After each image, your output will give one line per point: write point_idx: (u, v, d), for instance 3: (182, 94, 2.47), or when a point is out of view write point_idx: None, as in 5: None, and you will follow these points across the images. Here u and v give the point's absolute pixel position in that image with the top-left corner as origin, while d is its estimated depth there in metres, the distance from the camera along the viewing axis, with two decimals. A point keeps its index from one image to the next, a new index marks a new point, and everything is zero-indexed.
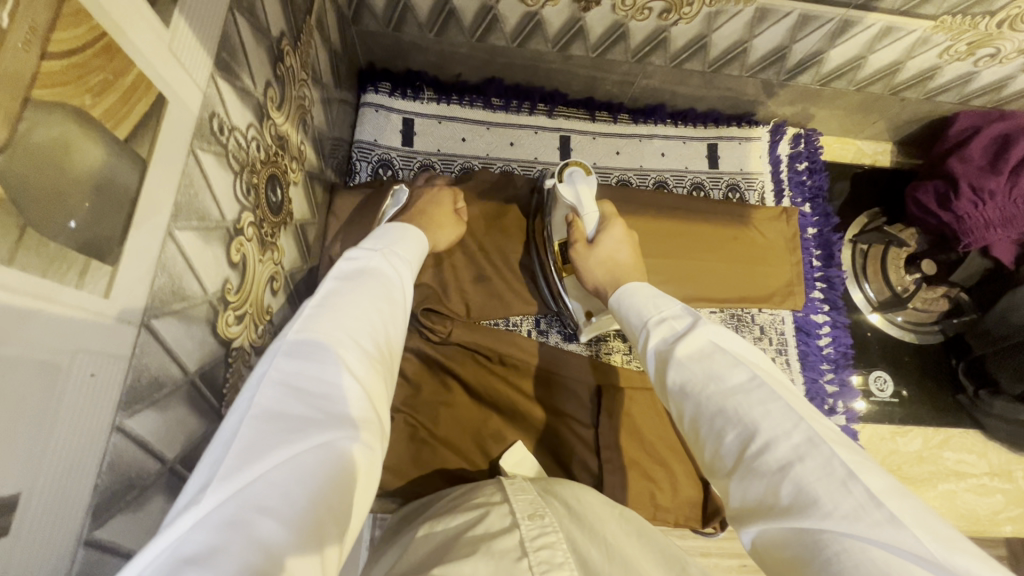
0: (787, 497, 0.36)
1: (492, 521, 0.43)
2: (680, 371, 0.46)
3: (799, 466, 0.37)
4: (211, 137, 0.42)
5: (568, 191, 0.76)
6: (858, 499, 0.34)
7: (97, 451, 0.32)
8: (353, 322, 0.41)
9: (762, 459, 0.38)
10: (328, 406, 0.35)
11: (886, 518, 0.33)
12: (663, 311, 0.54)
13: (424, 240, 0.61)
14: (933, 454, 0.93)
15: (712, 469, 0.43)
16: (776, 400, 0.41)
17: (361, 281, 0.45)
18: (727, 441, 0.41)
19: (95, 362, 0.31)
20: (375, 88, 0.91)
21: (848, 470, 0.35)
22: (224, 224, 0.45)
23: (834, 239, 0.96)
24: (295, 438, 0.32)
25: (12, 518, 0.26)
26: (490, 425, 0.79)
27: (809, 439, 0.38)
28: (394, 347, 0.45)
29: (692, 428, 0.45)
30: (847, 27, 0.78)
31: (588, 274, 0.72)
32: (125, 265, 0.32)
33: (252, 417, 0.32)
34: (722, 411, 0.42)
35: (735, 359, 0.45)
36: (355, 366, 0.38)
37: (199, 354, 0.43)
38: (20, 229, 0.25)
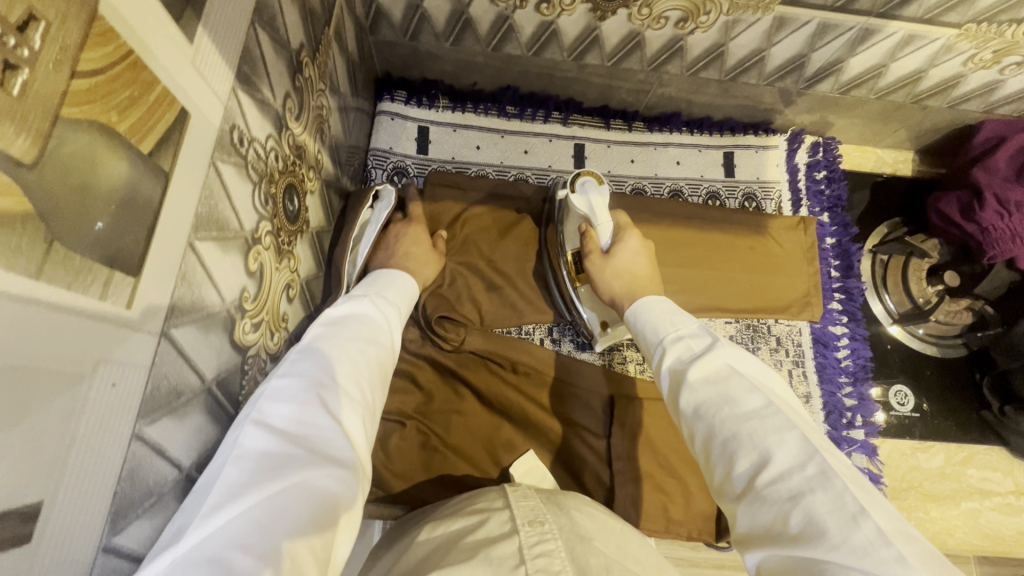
0: (796, 526, 0.37)
1: (493, 527, 0.43)
2: (696, 392, 0.47)
3: (810, 497, 0.38)
4: (231, 149, 0.42)
5: (581, 201, 0.75)
6: (867, 535, 0.35)
7: (120, 458, 0.32)
8: (337, 366, 0.44)
9: (775, 486, 0.39)
10: (308, 445, 0.38)
11: (895, 557, 0.34)
12: (681, 329, 0.54)
13: (417, 288, 0.64)
14: (957, 470, 0.90)
15: (720, 492, 0.44)
16: (792, 429, 0.42)
17: (345, 327, 0.49)
18: (738, 467, 0.42)
19: (118, 371, 0.31)
20: (391, 96, 0.93)
21: (859, 506, 0.36)
22: (243, 235, 0.46)
23: (854, 248, 0.95)
24: (273, 476, 0.35)
25: (35, 526, 0.27)
26: (502, 433, 0.79)
27: (822, 471, 0.39)
28: (378, 388, 0.47)
29: (703, 449, 0.45)
30: (868, 35, 0.77)
31: (604, 284, 0.71)
32: (147, 275, 0.33)
33: (235, 460, 0.36)
34: (735, 436, 0.43)
35: (753, 385, 0.46)
36: (337, 408, 0.41)
37: (217, 362, 0.44)
38: (47, 244, 0.25)
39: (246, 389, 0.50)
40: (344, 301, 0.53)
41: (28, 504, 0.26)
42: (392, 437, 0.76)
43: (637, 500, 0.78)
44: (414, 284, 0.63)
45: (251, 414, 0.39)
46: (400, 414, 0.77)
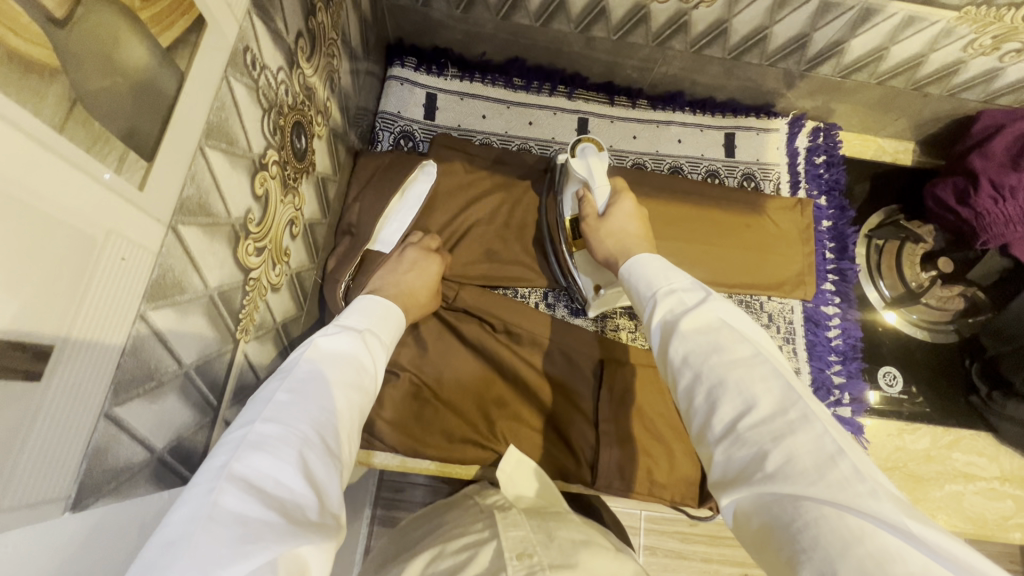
0: (773, 466, 0.39)
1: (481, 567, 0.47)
2: (685, 342, 0.48)
3: (791, 438, 0.39)
4: (244, 69, 0.45)
5: (580, 165, 0.77)
6: (844, 472, 0.37)
7: (124, 333, 0.35)
8: (323, 422, 0.43)
9: (757, 429, 0.41)
10: (288, 511, 0.36)
11: (868, 491, 0.35)
12: (674, 283, 0.56)
13: (404, 318, 0.65)
14: (943, 454, 0.91)
15: (699, 438, 0.45)
16: (778, 378, 0.43)
17: (335, 372, 0.48)
18: (721, 413, 0.43)
19: (127, 248, 0.33)
20: (402, 63, 0.95)
21: (837, 447, 0.38)
22: (250, 156, 0.48)
23: (849, 231, 0.96)
24: (255, 543, 0.32)
25: (45, 369, 0.29)
26: (493, 389, 0.81)
27: (804, 415, 0.40)
28: (353, 442, 0.46)
29: (686, 394, 0.47)
30: (869, 16, 0.78)
31: (600, 246, 0.73)
32: (159, 166, 0.35)
33: (208, 519, 0.32)
34: (722, 383, 0.44)
35: (743, 336, 0.47)
36: (319, 469, 0.39)
37: (221, 273, 0.46)
38: (71, 103, 0.27)
39: (246, 309, 0.52)
40: (333, 336, 0.52)
41: (41, 345, 0.28)
42: (386, 386, 0.78)
43: (624, 461, 0.79)
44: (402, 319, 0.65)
45: (229, 467, 0.36)
46: (396, 365, 0.79)
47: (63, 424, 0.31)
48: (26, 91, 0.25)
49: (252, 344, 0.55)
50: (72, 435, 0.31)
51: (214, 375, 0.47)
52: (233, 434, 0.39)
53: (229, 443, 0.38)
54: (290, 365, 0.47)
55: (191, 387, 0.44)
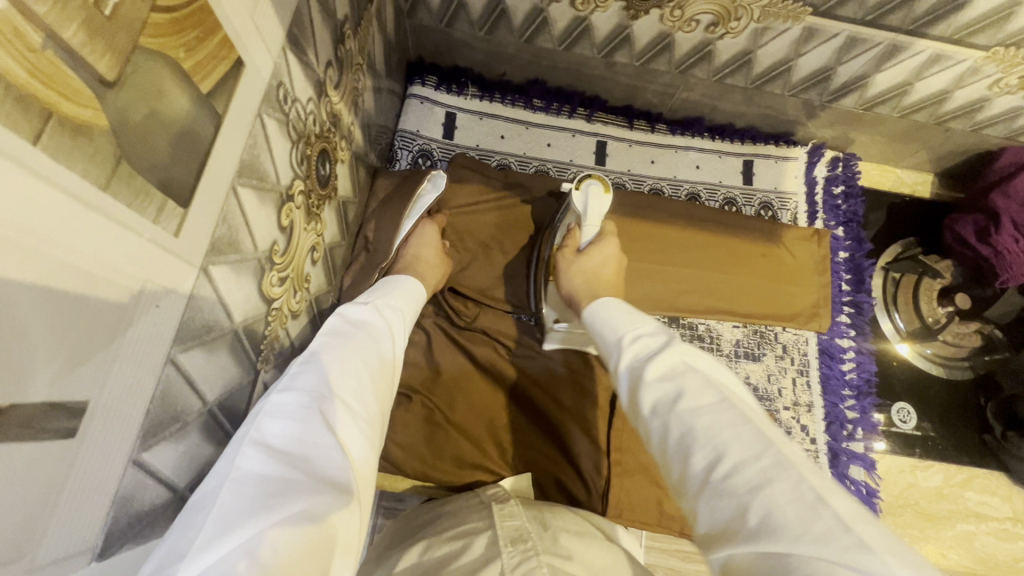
0: (754, 521, 0.36)
1: (476, 553, 0.45)
2: (654, 390, 0.46)
3: (769, 487, 0.37)
4: (277, 105, 0.45)
5: (580, 200, 0.77)
6: (827, 523, 0.34)
7: (154, 377, 0.34)
8: (341, 382, 0.42)
9: (730, 481, 0.38)
10: (309, 467, 0.35)
11: (855, 543, 0.33)
12: (641, 329, 0.54)
13: (423, 292, 0.66)
14: (955, 492, 0.90)
15: (678, 492, 0.42)
16: (746, 424, 0.41)
17: (351, 337, 0.48)
18: (693, 465, 0.41)
19: (160, 295, 0.33)
20: (422, 81, 0.95)
21: (817, 496, 0.35)
22: (278, 188, 0.48)
23: (866, 264, 0.96)
24: (274, 503, 0.32)
25: (79, 424, 0.28)
26: (505, 415, 0.81)
27: (776, 462, 0.38)
28: (382, 397, 0.46)
29: (660, 444, 0.44)
30: (895, 52, 0.78)
31: (570, 281, 0.72)
32: (194, 210, 0.35)
33: (231, 484, 0.33)
34: (692, 432, 0.42)
35: (708, 380, 0.45)
36: (338, 426, 0.39)
37: (246, 307, 0.46)
38: (116, 160, 0.27)
39: (268, 339, 0.52)
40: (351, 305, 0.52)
41: (76, 402, 0.28)
42: (398, 408, 0.78)
43: (630, 491, 0.79)
44: (422, 292, 0.66)
45: (250, 434, 0.36)
46: (408, 388, 0.79)
47: (93, 476, 0.30)
48: (76, 155, 0.25)
49: (271, 372, 0.54)
50: (102, 485, 0.31)
51: (236, 408, 0.47)
52: (258, 402, 0.40)
53: (253, 411, 0.39)
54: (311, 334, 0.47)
55: (214, 423, 0.43)
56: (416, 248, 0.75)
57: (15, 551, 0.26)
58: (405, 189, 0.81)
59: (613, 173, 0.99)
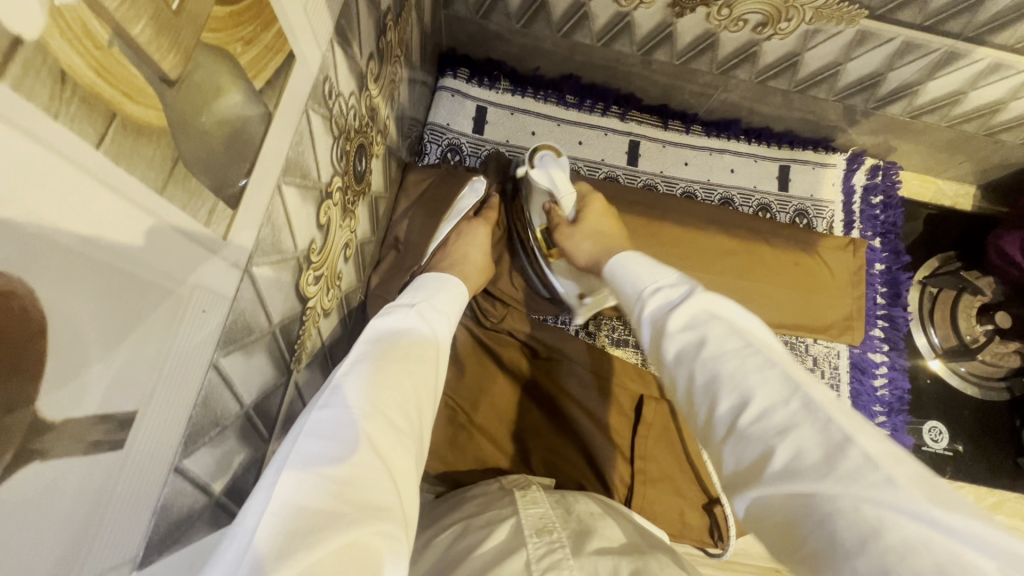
0: (778, 464, 0.33)
1: (500, 540, 0.44)
2: (677, 338, 0.43)
3: (797, 431, 0.34)
4: (322, 99, 0.43)
5: (541, 176, 0.74)
6: (854, 461, 0.31)
7: (197, 383, 0.33)
8: (381, 401, 0.40)
9: (758, 424, 0.36)
10: (355, 492, 0.32)
11: (884, 480, 0.30)
12: (660, 280, 0.49)
13: (465, 290, 0.64)
14: (984, 515, 0.88)
15: (704, 436, 0.39)
16: (773, 367, 0.38)
17: (390, 351, 0.46)
18: (719, 408, 0.38)
19: (207, 299, 0.32)
20: (454, 73, 0.92)
21: (844, 436, 0.33)
22: (319, 185, 0.46)
23: (903, 277, 0.93)
24: (323, 530, 0.29)
25: (127, 434, 0.27)
26: (528, 420, 0.80)
27: (806, 405, 0.35)
28: (418, 418, 0.44)
29: (685, 391, 0.42)
30: (952, 59, 0.75)
31: (577, 249, 0.68)
32: (243, 211, 0.34)
33: (275, 506, 0.30)
34: (716, 377, 0.39)
35: (735, 328, 0.42)
36: (380, 447, 0.37)
37: (283, 307, 0.44)
38: (173, 161, 0.26)
39: (301, 339, 0.51)
40: (388, 317, 0.51)
41: (126, 413, 0.27)
42: None
43: (653, 502, 0.77)
44: (464, 290, 0.64)
45: (291, 454, 0.33)
46: None
47: (136, 488, 0.29)
48: (135, 158, 0.23)
49: (302, 372, 0.54)
50: (143, 496, 0.30)
51: (269, 409, 0.46)
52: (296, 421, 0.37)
53: (292, 430, 0.36)
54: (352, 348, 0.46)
55: (249, 426, 0.42)
56: (464, 248, 0.73)
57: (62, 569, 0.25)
58: (441, 190, 0.80)
59: (645, 174, 0.97)
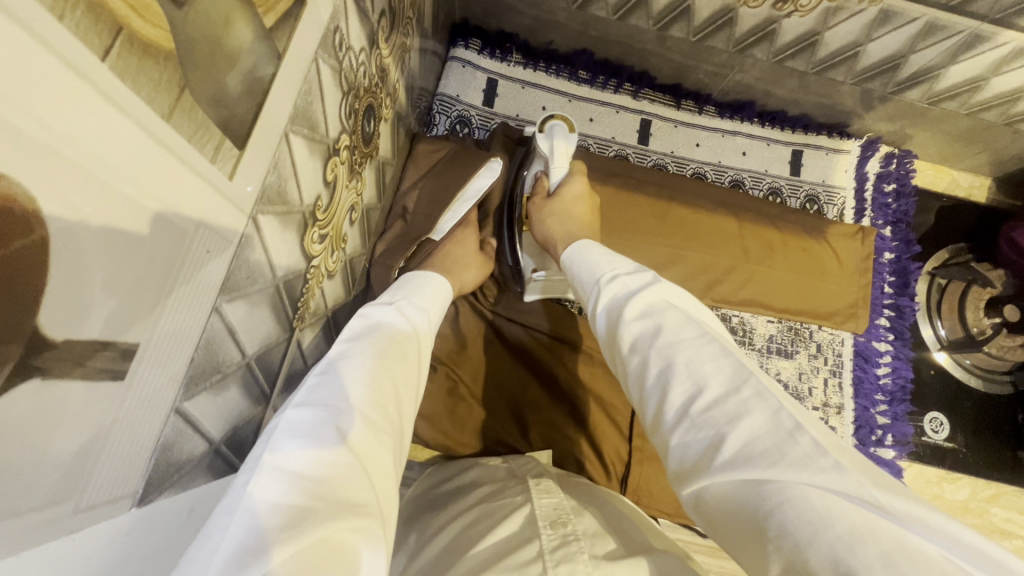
0: (727, 452, 0.34)
1: (511, 531, 0.44)
2: (631, 329, 0.43)
3: (747, 419, 0.34)
4: (332, 50, 0.42)
5: (545, 144, 0.73)
6: (804, 449, 0.32)
7: (198, 327, 0.33)
8: (359, 396, 0.39)
9: (709, 412, 0.36)
10: (330, 490, 0.31)
11: (831, 465, 0.31)
12: (618, 268, 0.50)
13: (448, 291, 0.64)
14: (981, 507, 0.88)
15: (652, 429, 0.40)
16: (727, 356, 0.39)
17: (372, 346, 0.45)
18: (670, 399, 0.38)
19: (211, 240, 0.31)
20: (465, 43, 0.91)
21: (795, 422, 0.33)
22: (327, 140, 0.46)
23: (912, 267, 0.92)
24: (296, 533, 0.28)
25: (128, 367, 0.27)
26: (529, 394, 0.80)
27: (758, 392, 0.36)
28: (400, 411, 0.43)
29: (637, 381, 0.41)
30: (975, 43, 0.73)
31: (540, 224, 0.69)
32: (250, 152, 0.33)
33: (248, 511, 0.28)
34: (670, 367, 0.39)
35: (688, 316, 0.43)
36: (357, 444, 0.35)
37: (288, 261, 0.44)
38: (179, 88, 0.26)
39: (304, 297, 0.51)
40: (370, 314, 0.50)
41: (128, 344, 0.26)
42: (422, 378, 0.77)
43: (651, 481, 0.78)
44: (449, 288, 0.65)
45: (264, 454, 0.32)
46: (434, 357, 0.78)
47: (134, 428, 0.29)
48: (139, 77, 0.23)
49: (306, 331, 0.54)
50: (143, 437, 0.30)
51: (270, 362, 0.46)
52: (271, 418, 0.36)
53: (266, 430, 0.35)
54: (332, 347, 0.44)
55: (251, 376, 0.43)
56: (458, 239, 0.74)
57: (63, 492, 0.25)
58: (448, 163, 0.79)
59: (656, 154, 0.96)
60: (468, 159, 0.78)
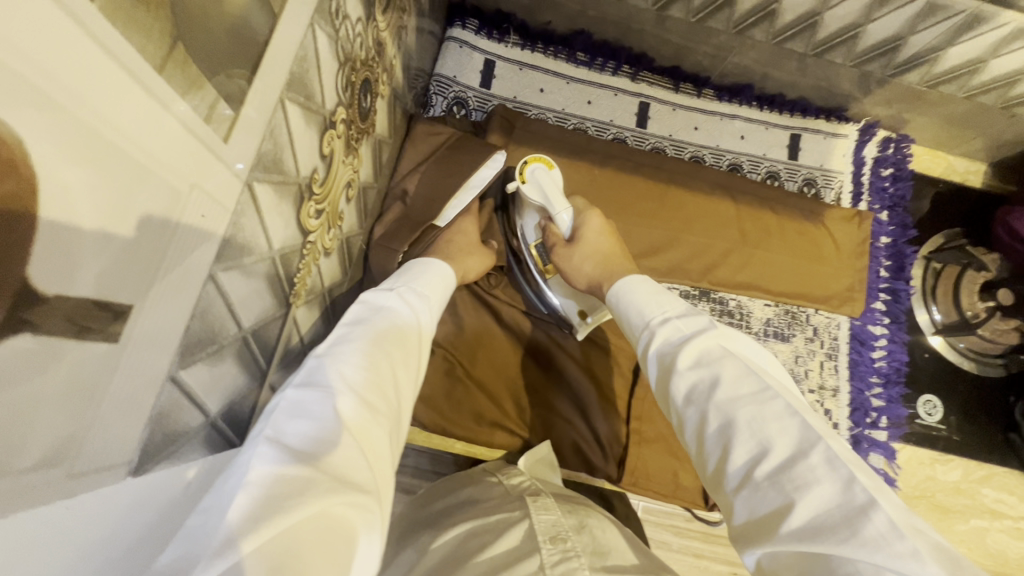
0: (794, 521, 0.33)
1: (510, 546, 0.44)
2: (687, 378, 0.42)
3: (815, 488, 0.33)
4: (328, 17, 0.41)
5: (534, 191, 0.71)
6: (877, 527, 0.31)
7: (193, 295, 0.32)
8: (358, 378, 0.38)
9: (774, 477, 0.35)
10: (328, 464, 0.31)
11: (910, 551, 0.29)
12: (668, 310, 0.49)
13: (452, 273, 0.63)
14: (973, 488, 0.89)
15: (714, 485, 0.39)
16: (793, 416, 0.37)
17: (372, 328, 0.45)
18: (734, 457, 0.38)
19: (206, 205, 0.31)
20: (462, 24, 0.90)
21: (868, 498, 0.32)
22: (323, 112, 0.45)
23: (908, 251, 0.93)
24: (293, 500, 0.28)
25: (121, 331, 0.26)
26: (526, 377, 0.80)
27: (828, 459, 0.34)
28: (400, 395, 0.42)
29: (695, 433, 0.41)
30: (975, 24, 0.73)
31: (578, 271, 0.66)
32: (245, 115, 0.32)
33: (247, 480, 0.28)
34: (731, 424, 0.38)
35: (748, 366, 0.41)
36: (356, 423, 0.35)
37: (284, 235, 0.43)
38: (172, 40, 0.25)
39: (300, 274, 0.50)
40: (373, 298, 0.50)
41: (121, 305, 0.26)
42: None
43: (648, 463, 0.78)
44: (452, 274, 0.64)
45: (264, 431, 0.32)
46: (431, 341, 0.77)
47: (129, 396, 0.29)
48: (131, 24, 0.22)
49: (302, 309, 0.53)
50: (138, 405, 0.30)
51: (267, 338, 0.46)
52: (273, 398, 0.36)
53: (267, 411, 0.35)
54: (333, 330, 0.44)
55: (246, 350, 0.42)
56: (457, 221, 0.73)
57: (54, 455, 0.24)
58: (446, 145, 0.78)
59: (654, 137, 0.95)
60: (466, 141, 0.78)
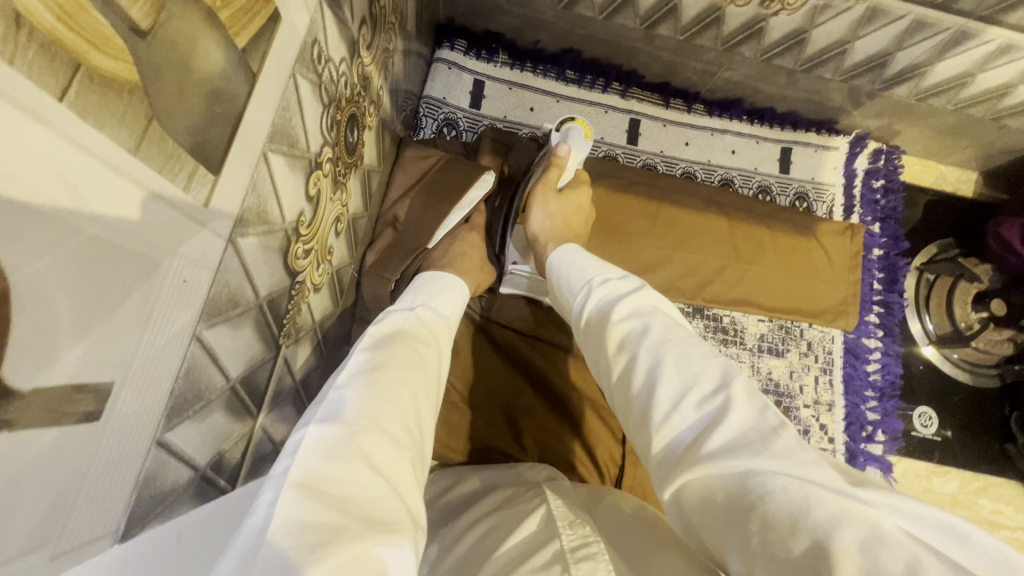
0: (716, 444, 0.33)
1: (528, 535, 0.42)
2: (619, 328, 0.44)
3: (734, 414, 0.34)
4: (311, 64, 0.41)
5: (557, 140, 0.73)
6: (787, 442, 0.32)
7: (177, 358, 0.32)
8: (384, 412, 0.37)
9: (698, 405, 0.35)
10: (362, 508, 0.29)
11: (810, 459, 0.31)
12: (607, 274, 0.51)
13: (466, 293, 0.64)
14: (970, 499, 0.90)
15: (637, 426, 0.38)
16: (717, 357, 0.39)
17: (393, 354, 0.44)
18: (659, 391, 0.37)
19: (188, 269, 0.31)
20: (451, 45, 0.90)
21: (780, 422, 0.34)
22: (308, 156, 0.45)
23: (901, 264, 0.93)
24: (333, 546, 0.25)
25: (105, 406, 0.26)
26: (520, 399, 0.79)
27: (747, 390, 0.36)
28: (423, 426, 0.41)
29: (625, 378, 0.41)
30: (962, 39, 0.73)
31: (549, 214, 0.66)
32: (227, 175, 0.32)
33: (279, 521, 0.26)
34: (659, 362, 0.39)
35: (676, 321, 0.43)
36: (385, 461, 0.33)
37: (271, 281, 0.43)
38: (147, 120, 0.25)
39: (290, 314, 0.50)
40: (389, 321, 0.49)
41: (102, 384, 0.26)
42: None
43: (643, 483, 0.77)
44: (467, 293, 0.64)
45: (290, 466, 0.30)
46: None
47: (114, 466, 0.29)
48: (103, 113, 0.22)
49: (292, 348, 0.53)
50: (122, 473, 0.29)
51: (256, 384, 0.46)
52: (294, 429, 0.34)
53: (288, 442, 0.32)
54: (349, 356, 0.43)
55: (236, 400, 0.42)
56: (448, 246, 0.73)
57: (39, 539, 0.24)
58: (436, 169, 0.78)
59: (645, 154, 0.95)
60: (455, 165, 0.78)
